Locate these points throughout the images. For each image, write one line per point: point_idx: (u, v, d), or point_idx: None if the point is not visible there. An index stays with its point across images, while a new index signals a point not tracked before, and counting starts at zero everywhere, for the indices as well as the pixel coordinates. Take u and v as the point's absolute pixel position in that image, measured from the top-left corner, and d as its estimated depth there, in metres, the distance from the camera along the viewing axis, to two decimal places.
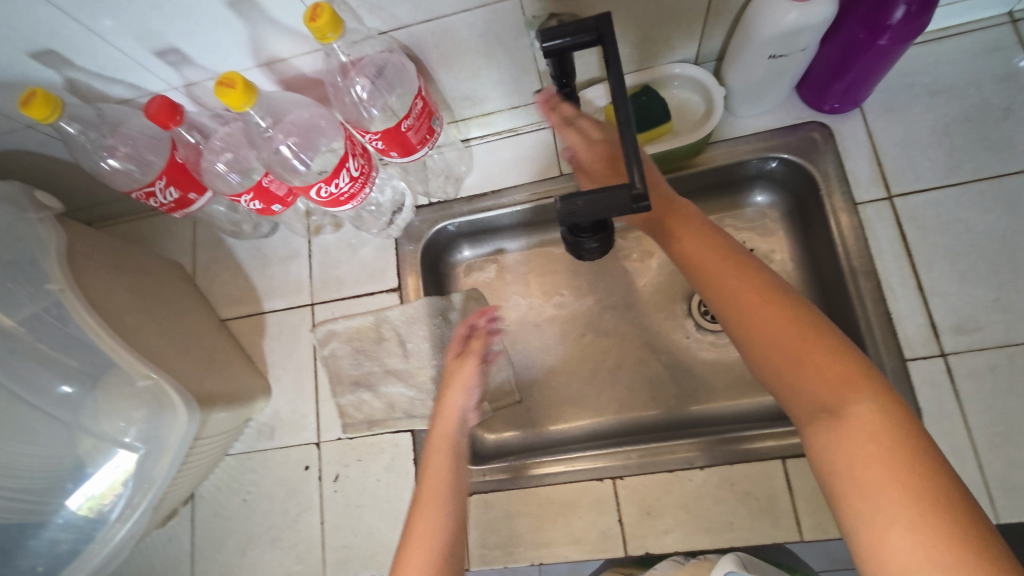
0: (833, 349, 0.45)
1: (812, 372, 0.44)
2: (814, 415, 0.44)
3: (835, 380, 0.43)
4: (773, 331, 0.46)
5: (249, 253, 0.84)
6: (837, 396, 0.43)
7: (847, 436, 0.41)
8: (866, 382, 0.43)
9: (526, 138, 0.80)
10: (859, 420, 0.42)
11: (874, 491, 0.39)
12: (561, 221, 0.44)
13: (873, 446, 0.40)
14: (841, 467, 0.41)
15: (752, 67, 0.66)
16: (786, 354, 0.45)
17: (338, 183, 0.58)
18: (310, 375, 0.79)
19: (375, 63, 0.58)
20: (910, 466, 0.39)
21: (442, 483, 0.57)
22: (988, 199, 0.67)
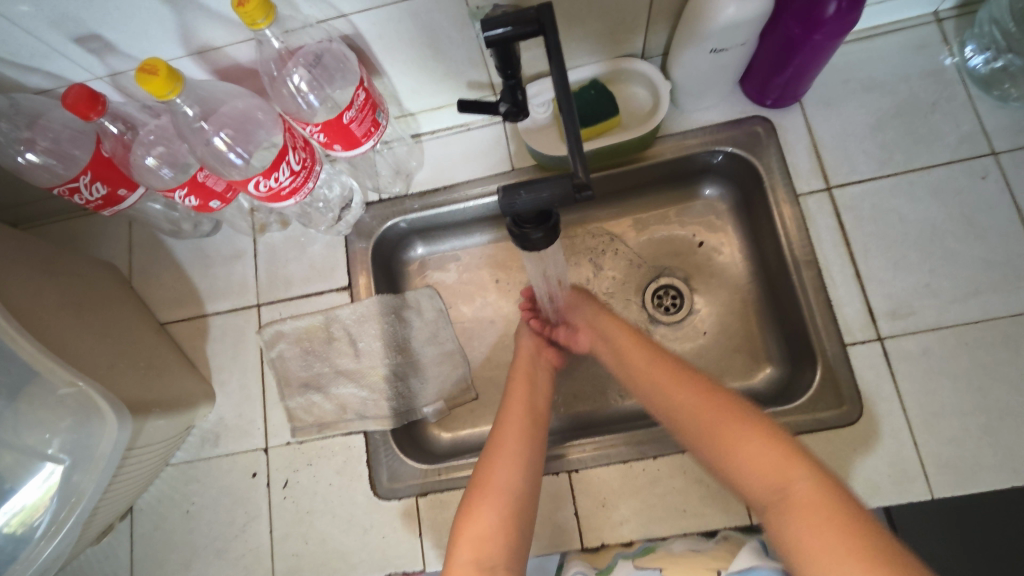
0: (770, 434, 0.52)
1: (752, 458, 0.51)
2: (766, 498, 0.49)
3: (776, 461, 0.50)
4: (718, 428, 0.54)
5: (189, 253, 0.80)
6: (781, 477, 0.49)
7: (798, 511, 0.47)
8: (801, 459, 0.49)
9: (477, 133, 0.79)
10: (802, 497, 0.47)
11: (832, 558, 0.43)
12: (503, 211, 0.44)
13: (820, 515, 0.46)
14: (797, 541, 0.46)
15: (695, 62, 0.67)
16: (731, 448, 0.53)
17: (278, 177, 0.56)
18: (257, 379, 0.76)
19: (314, 53, 0.56)
20: (859, 531, 0.44)
21: (518, 436, 0.60)
22: (918, 189, 0.70)
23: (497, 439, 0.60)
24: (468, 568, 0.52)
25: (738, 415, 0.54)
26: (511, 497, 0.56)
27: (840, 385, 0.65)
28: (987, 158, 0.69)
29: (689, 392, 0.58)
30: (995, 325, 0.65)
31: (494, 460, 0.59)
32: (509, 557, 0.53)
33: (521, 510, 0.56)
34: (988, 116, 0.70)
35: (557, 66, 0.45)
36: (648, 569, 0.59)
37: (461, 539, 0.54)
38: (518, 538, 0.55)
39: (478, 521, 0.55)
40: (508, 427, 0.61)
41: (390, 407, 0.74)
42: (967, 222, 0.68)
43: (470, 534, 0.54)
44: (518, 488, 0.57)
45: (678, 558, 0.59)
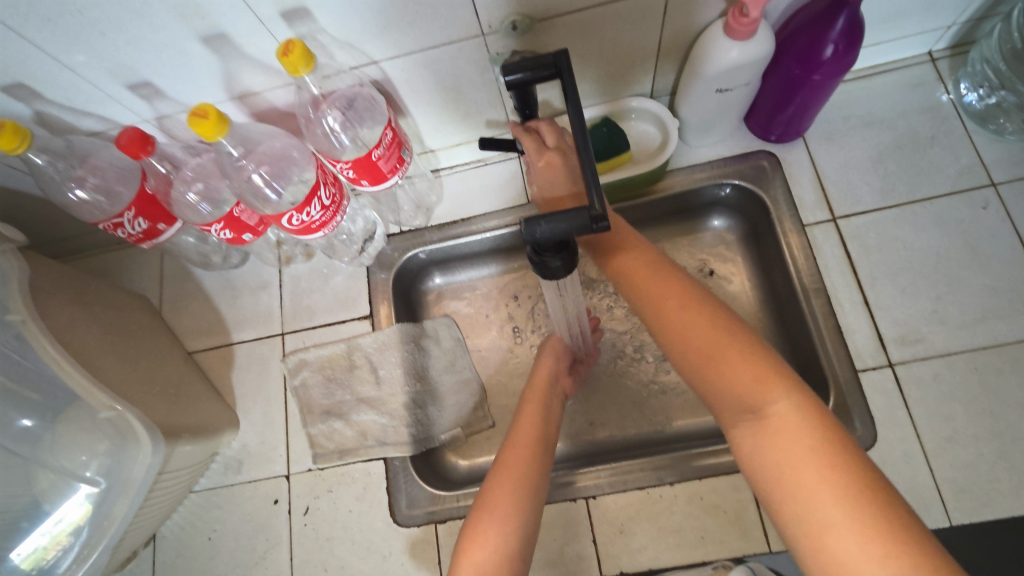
0: (746, 345, 0.47)
1: (729, 371, 0.46)
2: (739, 416, 0.45)
3: (750, 377, 0.45)
4: (693, 335, 0.48)
5: (218, 284, 0.83)
6: (753, 396, 0.44)
7: (773, 433, 0.43)
8: (778, 377, 0.45)
9: (494, 169, 0.83)
10: (780, 418, 0.43)
11: (805, 484, 0.40)
12: (524, 240, 0.46)
13: (797, 441, 0.42)
14: (774, 464, 0.42)
15: (701, 101, 0.71)
16: (708, 360, 0.47)
17: (309, 212, 0.60)
18: (280, 406, 0.78)
19: (347, 96, 0.60)
20: (834, 454, 0.41)
21: (527, 458, 0.57)
22: (921, 219, 0.72)
23: (505, 459, 0.58)
24: None
25: (712, 321, 0.48)
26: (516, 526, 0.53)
27: (854, 410, 0.66)
28: (987, 189, 0.72)
29: (665, 292, 0.51)
30: (1005, 351, 0.66)
31: (502, 482, 0.55)
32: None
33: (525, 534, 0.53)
34: (985, 149, 0.73)
35: (571, 105, 0.48)
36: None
37: (468, 560, 0.51)
38: (518, 557, 0.52)
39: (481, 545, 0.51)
40: (515, 451, 0.58)
41: (409, 434, 0.76)
42: (971, 250, 0.70)
43: (475, 556, 0.51)
44: (522, 509, 0.54)
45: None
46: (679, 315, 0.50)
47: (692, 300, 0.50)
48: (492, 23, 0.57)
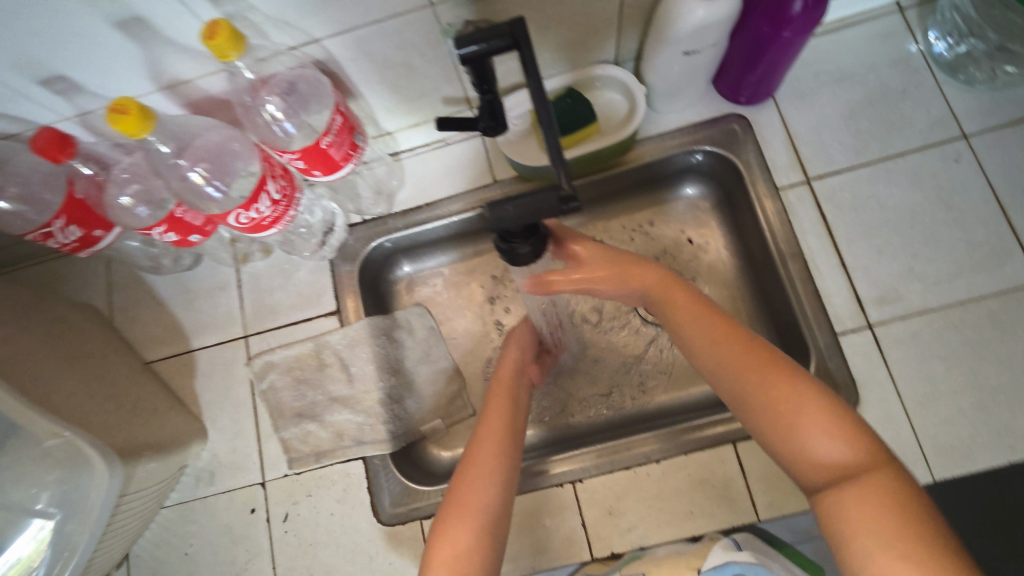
0: (829, 406, 0.46)
1: (806, 427, 0.46)
2: (815, 474, 0.45)
3: (832, 437, 0.45)
4: (769, 393, 0.48)
5: (172, 288, 0.78)
6: (834, 456, 0.44)
7: (853, 494, 0.43)
8: (860, 440, 0.45)
9: (456, 148, 0.79)
10: (858, 478, 0.43)
11: (878, 547, 0.40)
12: (490, 227, 0.43)
13: (878, 504, 0.41)
14: (850, 528, 0.42)
15: (668, 65, 0.68)
16: (782, 416, 0.47)
17: (259, 208, 0.56)
18: (249, 412, 0.74)
19: (288, 80, 0.55)
20: (912, 522, 0.40)
21: (496, 453, 0.56)
22: (895, 176, 0.71)
23: (474, 455, 0.56)
24: None
25: (794, 381, 0.48)
26: (481, 525, 0.52)
27: (835, 374, 0.65)
28: (959, 142, 0.70)
29: (738, 347, 0.51)
30: (981, 305, 0.66)
31: (472, 480, 0.54)
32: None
33: (496, 532, 0.52)
34: (957, 100, 0.71)
35: (532, 76, 0.44)
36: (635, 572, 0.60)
37: (437, 559, 0.50)
38: (487, 557, 0.51)
39: (450, 545, 0.50)
40: (485, 445, 0.57)
41: (387, 430, 0.73)
42: (944, 205, 0.69)
43: (444, 555, 0.50)
44: (490, 507, 0.53)
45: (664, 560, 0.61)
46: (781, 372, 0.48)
47: (773, 361, 0.49)
48: None
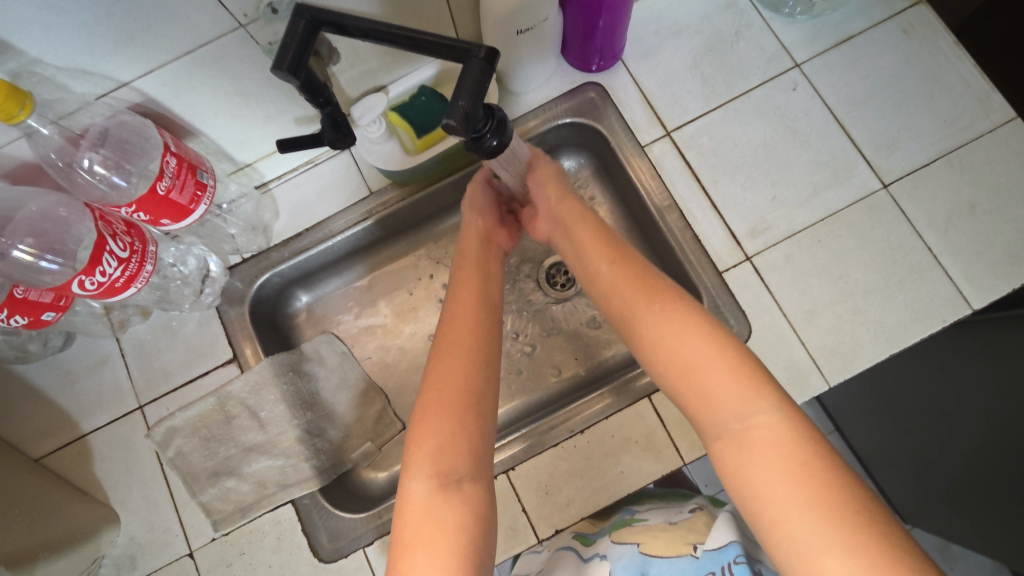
0: (736, 359, 0.47)
1: (715, 380, 0.47)
2: (725, 429, 0.45)
3: (739, 388, 0.46)
4: (680, 355, 0.49)
5: (47, 374, 0.72)
6: (744, 409, 0.45)
7: (760, 453, 0.43)
8: (765, 391, 0.45)
9: (326, 167, 0.76)
10: (760, 438, 0.44)
11: (791, 510, 0.40)
12: (458, 130, 0.44)
13: (788, 457, 0.42)
14: (760, 485, 0.42)
15: (510, 48, 0.68)
16: (698, 378, 0.48)
17: (104, 269, 0.53)
18: (161, 485, 0.70)
19: (100, 130, 0.52)
20: (820, 473, 0.41)
21: (470, 333, 0.56)
22: (744, 114, 0.74)
23: (446, 340, 0.55)
24: (421, 495, 0.47)
25: (703, 334, 0.49)
26: (462, 413, 0.50)
27: (725, 310, 0.69)
28: (793, 71, 0.75)
29: (649, 298, 0.53)
30: (840, 217, 0.70)
31: (449, 362, 0.53)
32: (471, 466, 0.49)
33: (479, 407, 0.51)
34: (784, 34, 0.76)
35: (360, 32, 0.46)
36: (626, 543, 0.59)
37: (419, 454, 0.49)
38: (478, 447, 0.50)
39: (431, 433, 0.49)
40: (457, 327, 0.57)
41: (312, 467, 0.70)
42: (792, 132, 0.73)
43: (426, 450, 0.49)
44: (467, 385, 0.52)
45: (658, 531, 0.60)
46: (676, 326, 0.50)
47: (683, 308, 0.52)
48: (246, 11, 0.50)
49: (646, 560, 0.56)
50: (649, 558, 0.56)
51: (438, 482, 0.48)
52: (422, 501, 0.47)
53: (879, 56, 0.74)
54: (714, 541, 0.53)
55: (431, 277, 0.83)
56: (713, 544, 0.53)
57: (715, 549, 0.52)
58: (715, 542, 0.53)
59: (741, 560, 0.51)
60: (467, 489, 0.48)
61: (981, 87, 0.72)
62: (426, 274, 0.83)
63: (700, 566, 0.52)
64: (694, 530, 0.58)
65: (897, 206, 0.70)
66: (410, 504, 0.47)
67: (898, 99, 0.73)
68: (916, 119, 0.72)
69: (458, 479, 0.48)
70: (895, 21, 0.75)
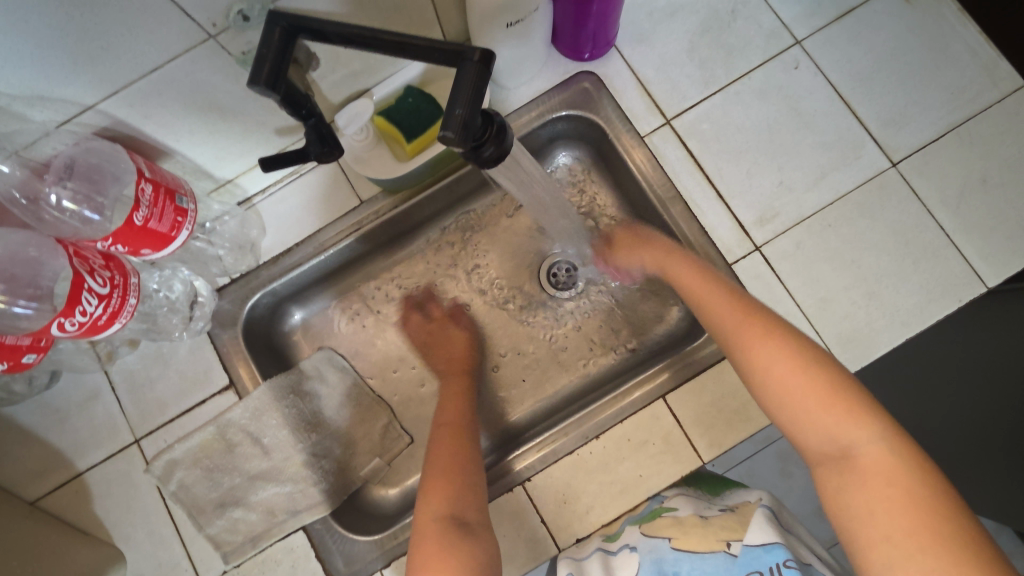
0: (838, 386, 0.47)
1: (815, 408, 0.47)
2: (825, 455, 0.46)
3: (842, 416, 0.46)
4: (780, 379, 0.49)
5: (34, 413, 0.69)
6: (843, 436, 0.45)
7: (863, 476, 0.44)
8: (869, 416, 0.45)
9: (311, 177, 0.72)
10: (864, 463, 0.44)
11: (891, 533, 0.41)
12: (456, 143, 0.41)
13: (890, 484, 0.42)
14: (863, 512, 0.43)
15: (497, 43, 0.64)
16: (797, 402, 0.48)
17: (85, 309, 0.49)
18: (165, 519, 0.67)
19: (66, 161, 0.49)
20: (927, 504, 0.41)
21: (466, 418, 0.65)
22: (746, 96, 0.71)
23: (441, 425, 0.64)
24: (432, 534, 0.51)
25: (801, 359, 0.50)
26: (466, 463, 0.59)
27: None
28: (794, 49, 0.72)
29: (739, 323, 0.54)
30: (849, 200, 0.68)
31: (444, 435, 0.62)
32: (473, 509, 0.55)
33: (472, 466, 0.59)
34: (783, 9, 0.73)
35: (339, 37, 0.43)
36: (659, 537, 0.58)
37: (433, 495, 0.55)
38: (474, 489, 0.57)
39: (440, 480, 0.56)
40: (450, 412, 0.66)
41: (321, 491, 0.68)
42: (796, 113, 0.71)
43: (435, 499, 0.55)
44: (467, 455, 0.60)
45: (687, 523, 0.58)
46: (775, 354, 0.51)
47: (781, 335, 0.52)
48: (215, 20, 0.46)
49: (676, 559, 0.56)
50: (682, 555, 0.56)
51: (451, 528, 0.52)
52: (435, 535, 0.51)
53: (884, 28, 0.71)
54: (754, 537, 0.54)
55: (431, 283, 0.80)
56: (754, 541, 0.54)
57: (757, 546, 0.53)
58: (759, 539, 0.54)
59: (790, 563, 0.51)
60: (473, 528, 0.53)
61: (987, 55, 0.69)
62: (426, 281, 0.80)
63: (743, 565, 0.53)
64: (727, 526, 0.57)
65: (908, 185, 0.68)
66: (423, 547, 0.51)
67: (903, 73, 0.70)
68: (924, 92, 0.69)
69: (466, 524, 0.53)
70: None
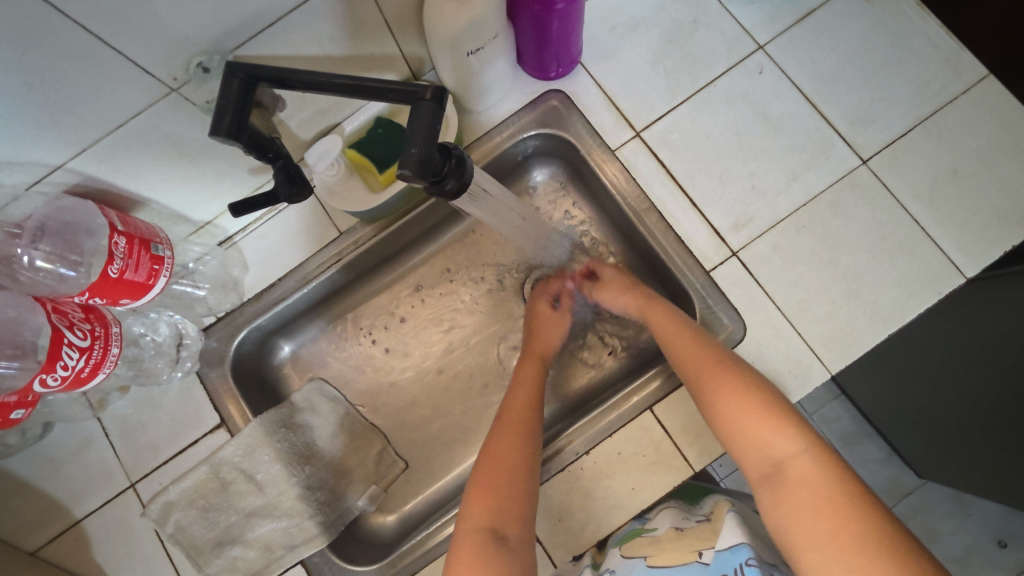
0: (772, 406, 0.50)
1: (751, 426, 0.49)
2: (761, 472, 0.47)
3: (773, 434, 0.48)
4: (720, 401, 0.52)
5: (29, 464, 0.69)
6: (775, 451, 0.47)
7: (792, 488, 0.44)
8: (794, 432, 0.47)
9: (290, 212, 0.73)
10: (792, 474, 0.45)
11: (816, 540, 0.41)
12: (413, 180, 0.42)
13: (816, 492, 0.43)
14: (792, 522, 0.43)
15: (461, 69, 0.65)
16: (734, 421, 0.50)
17: (66, 363, 0.50)
18: (164, 562, 0.68)
19: (39, 220, 0.50)
20: (847, 508, 0.41)
21: (529, 415, 0.62)
22: (713, 104, 0.72)
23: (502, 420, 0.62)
24: (472, 540, 0.50)
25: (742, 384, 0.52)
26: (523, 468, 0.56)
27: (717, 309, 0.67)
28: (758, 54, 0.72)
29: (691, 350, 0.57)
30: (822, 200, 0.69)
31: (502, 436, 0.59)
32: (518, 524, 0.53)
33: (528, 476, 0.56)
34: (743, 16, 0.73)
35: (298, 83, 0.44)
36: (636, 557, 0.58)
37: (476, 505, 0.53)
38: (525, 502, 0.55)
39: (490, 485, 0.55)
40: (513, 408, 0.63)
41: (317, 524, 0.68)
42: (764, 117, 0.71)
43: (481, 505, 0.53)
44: (524, 455, 0.58)
45: (664, 541, 0.60)
46: (718, 379, 0.53)
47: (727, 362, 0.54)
48: (176, 74, 0.48)
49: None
50: (658, 571, 0.56)
51: (489, 534, 0.51)
52: (474, 547, 0.50)
53: (845, 28, 0.72)
54: (723, 541, 0.55)
55: (417, 307, 0.81)
56: (724, 545, 0.54)
57: (726, 550, 0.53)
58: (726, 542, 0.54)
59: (752, 561, 0.51)
60: (515, 544, 0.51)
61: (949, 47, 0.70)
62: (411, 305, 0.81)
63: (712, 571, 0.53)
64: (700, 535, 0.58)
65: (879, 181, 0.68)
66: (458, 552, 0.50)
67: (867, 71, 0.71)
68: (889, 88, 0.70)
69: (502, 532, 0.52)
70: None
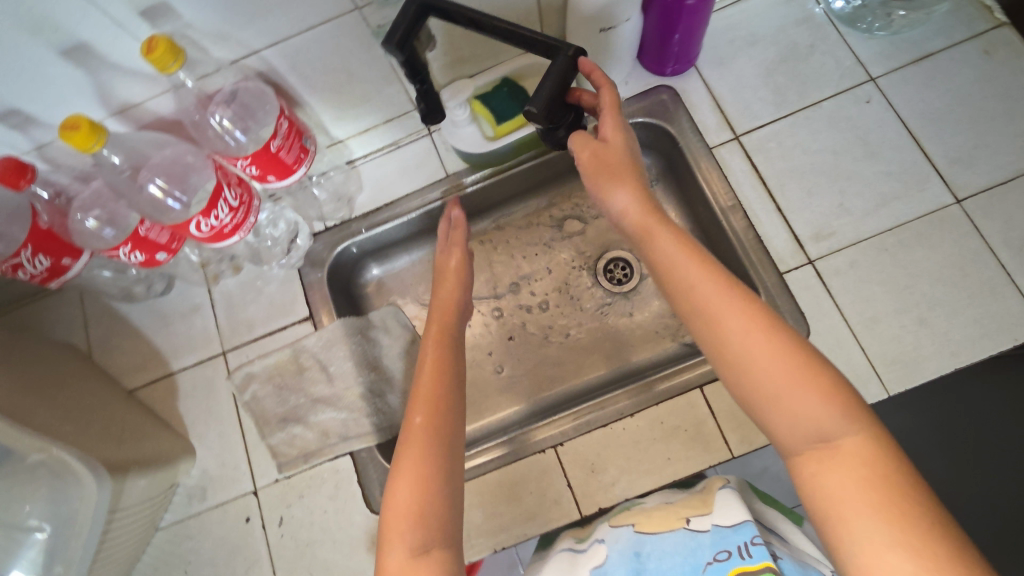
0: (820, 374, 0.45)
1: (796, 400, 0.45)
2: (806, 445, 0.45)
3: (822, 408, 0.44)
4: (755, 360, 0.47)
5: (146, 316, 0.80)
6: (828, 426, 0.44)
7: (840, 466, 0.43)
8: (850, 408, 0.44)
9: (408, 149, 0.82)
10: (844, 450, 0.43)
11: (861, 512, 0.40)
12: (539, 120, 0.52)
13: (866, 465, 0.42)
14: (834, 500, 0.42)
15: (590, 46, 0.72)
16: (775, 391, 0.46)
17: (217, 215, 0.59)
18: (235, 425, 0.76)
19: (229, 92, 0.61)
20: (895, 477, 0.41)
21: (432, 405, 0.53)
22: (815, 122, 0.76)
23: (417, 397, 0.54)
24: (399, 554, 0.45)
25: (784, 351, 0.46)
26: (431, 474, 0.48)
27: (783, 308, 0.70)
28: (868, 85, 0.76)
29: (722, 304, 0.49)
30: (908, 229, 0.71)
31: (409, 439, 0.51)
32: (441, 526, 0.47)
33: (445, 473, 0.49)
34: (860, 48, 0.77)
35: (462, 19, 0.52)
36: (624, 525, 0.60)
37: (392, 535, 0.46)
38: (451, 496, 0.48)
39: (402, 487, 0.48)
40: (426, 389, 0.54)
41: (371, 423, 0.74)
42: (863, 143, 0.74)
43: (400, 500, 0.47)
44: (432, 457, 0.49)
45: (652, 512, 0.60)
46: (756, 341, 0.47)
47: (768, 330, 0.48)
48: None
49: (637, 540, 0.57)
50: (643, 535, 0.57)
51: (412, 551, 0.45)
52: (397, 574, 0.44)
53: (958, 75, 0.75)
54: (725, 518, 0.53)
55: (496, 260, 0.87)
56: (725, 522, 0.52)
57: (728, 527, 0.52)
58: (728, 520, 0.52)
59: (758, 540, 0.48)
60: (437, 556, 0.46)
61: None
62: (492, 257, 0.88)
63: (713, 543, 0.51)
64: (688, 504, 0.59)
65: (970, 222, 0.70)
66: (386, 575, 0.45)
67: (975, 117, 0.73)
68: (995, 137, 0.72)
69: (427, 544, 0.46)
70: (976, 41, 0.75)
